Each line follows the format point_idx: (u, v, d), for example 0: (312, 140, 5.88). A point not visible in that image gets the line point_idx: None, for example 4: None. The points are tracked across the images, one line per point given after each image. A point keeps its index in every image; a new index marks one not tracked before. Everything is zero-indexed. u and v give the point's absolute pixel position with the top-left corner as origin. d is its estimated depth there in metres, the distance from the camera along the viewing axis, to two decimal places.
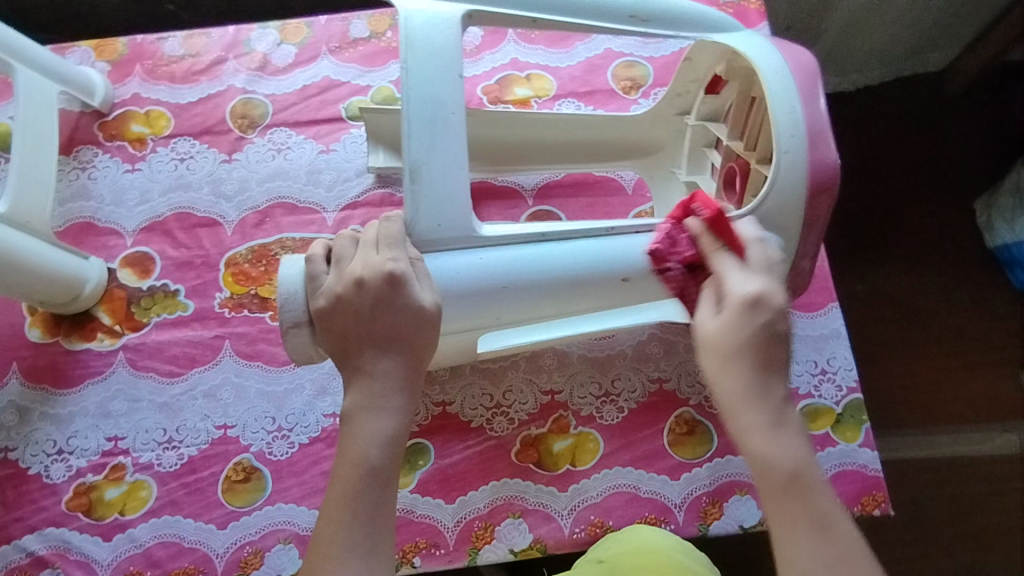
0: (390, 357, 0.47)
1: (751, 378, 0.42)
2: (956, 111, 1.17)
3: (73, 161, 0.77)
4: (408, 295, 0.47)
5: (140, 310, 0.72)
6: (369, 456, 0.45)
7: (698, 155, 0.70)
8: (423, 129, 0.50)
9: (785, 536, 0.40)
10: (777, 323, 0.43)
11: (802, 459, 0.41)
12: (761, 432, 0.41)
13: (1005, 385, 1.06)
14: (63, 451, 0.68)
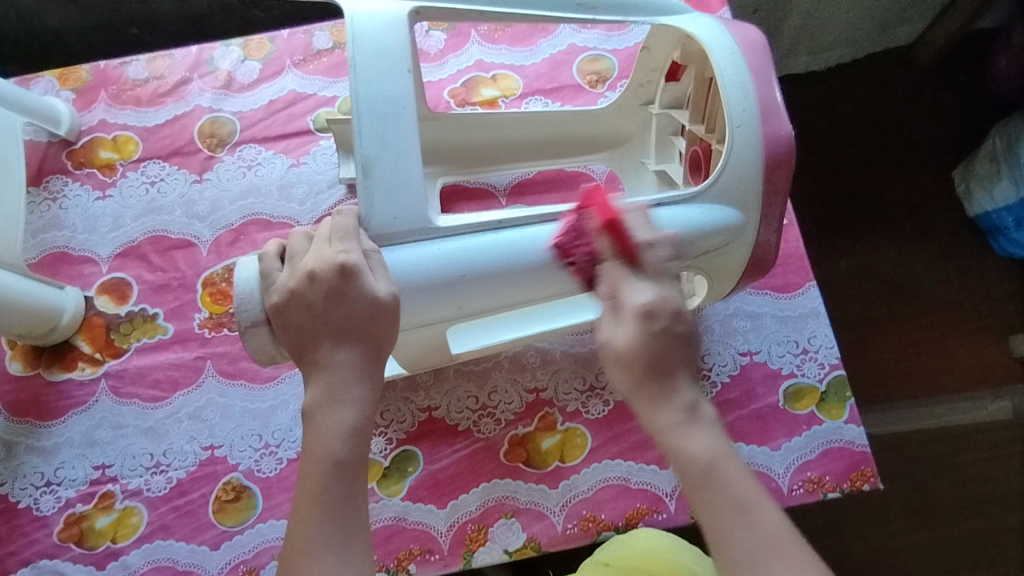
0: (347, 346, 0.46)
1: (656, 381, 0.42)
2: (926, 82, 1.18)
3: (44, 192, 0.77)
4: (362, 285, 0.46)
5: (120, 336, 0.72)
6: (334, 449, 0.44)
7: (665, 144, 0.70)
8: (375, 124, 0.50)
9: (718, 529, 0.40)
10: (676, 325, 0.43)
11: (716, 453, 0.41)
12: (676, 431, 0.42)
13: (992, 352, 1.07)
14: (51, 483, 0.68)
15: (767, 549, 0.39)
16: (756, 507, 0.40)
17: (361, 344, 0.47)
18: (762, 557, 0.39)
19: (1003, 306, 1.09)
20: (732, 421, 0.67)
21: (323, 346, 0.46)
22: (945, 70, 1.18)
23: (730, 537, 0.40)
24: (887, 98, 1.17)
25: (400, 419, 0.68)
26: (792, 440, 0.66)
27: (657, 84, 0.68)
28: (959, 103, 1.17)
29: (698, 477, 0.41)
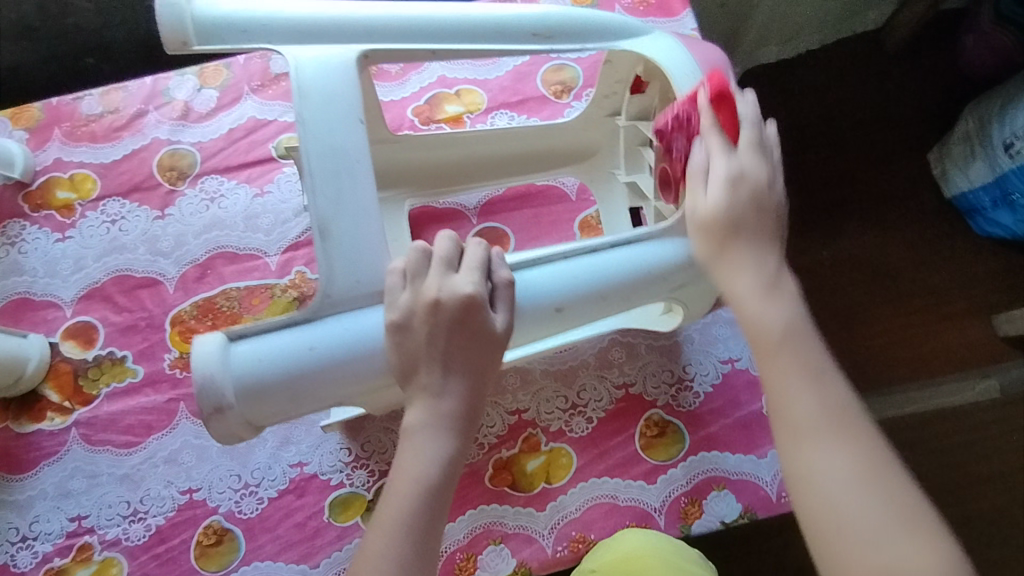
0: (445, 383, 0.47)
1: (747, 248, 0.47)
2: (896, 68, 1.17)
3: (1, 237, 0.75)
4: (487, 320, 0.46)
5: (89, 382, 0.70)
6: (427, 473, 0.46)
7: (634, 155, 0.69)
8: (328, 182, 0.48)
9: (775, 340, 0.44)
10: (764, 191, 0.48)
11: (787, 319, 0.45)
12: (755, 296, 0.46)
13: (977, 333, 1.07)
14: (26, 538, 0.66)
15: (815, 357, 0.44)
16: (842, 410, 0.43)
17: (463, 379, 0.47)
18: (803, 355, 0.44)
19: (985, 286, 1.09)
20: (716, 431, 0.67)
21: (428, 381, 0.46)
22: (915, 53, 1.17)
23: (812, 434, 0.42)
24: (859, 87, 1.17)
25: (381, 450, 0.67)
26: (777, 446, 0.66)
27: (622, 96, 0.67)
28: (930, 87, 1.16)
29: (768, 346, 0.45)
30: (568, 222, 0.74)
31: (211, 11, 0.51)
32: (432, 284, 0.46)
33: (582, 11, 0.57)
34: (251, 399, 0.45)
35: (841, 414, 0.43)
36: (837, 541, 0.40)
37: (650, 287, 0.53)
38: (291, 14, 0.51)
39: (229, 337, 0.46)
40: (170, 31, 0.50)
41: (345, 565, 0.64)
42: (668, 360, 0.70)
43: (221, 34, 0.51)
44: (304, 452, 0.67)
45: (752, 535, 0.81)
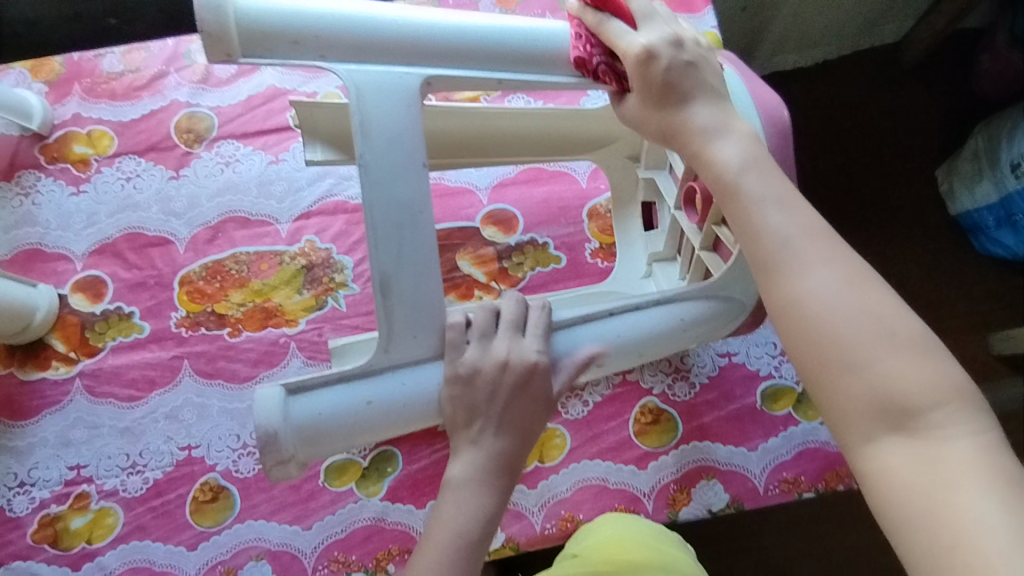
0: (491, 443, 0.48)
1: (726, 150, 0.45)
2: (912, 83, 1.18)
3: (16, 187, 0.75)
4: (547, 385, 0.49)
5: (95, 335, 0.71)
6: (467, 527, 0.46)
7: (658, 153, 0.66)
8: (391, 235, 0.47)
9: (766, 226, 0.41)
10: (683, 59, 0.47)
11: (745, 155, 0.44)
12: (712, 144, 0.45)
13: (969, 350, 1.08)
14: (24, 483, 0.67)
15: (872, 309, 0.37)
16: (887, 311, 0.37)
17: (510, 438, 0.48)
18: (801, 240, 0.40)
19: (980, 304, 1.10)
20: (710, 422, 0.68)
21: (480, 440, 0.48)
22: (930, 70, 1.18)
23: (826, 301, 0.38)
24: (872, 98, 1.17)
25: None
26: (768, 441, 0.67)
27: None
28: (944, 105, 1.17)
29: (727, 188, 0.44)
30: (577, 209, 0.76)
31: (257, 12, 0.45)
32: (500, 350, 0.48)
33: None
34: (312, 445, 0.46)
35: (845, 260, 0.39)
36: (848, 416, 0.37)
37: (685, 340, 0.56)
38: (346, 22, 0.46)
39: (287, 388, 0.46)
40: (211, 37, 0.45)
41: (337, 529, 0.65)
42: None
43: (269, 46, 0.46)
44: None
45: (736, 529, 0.82)
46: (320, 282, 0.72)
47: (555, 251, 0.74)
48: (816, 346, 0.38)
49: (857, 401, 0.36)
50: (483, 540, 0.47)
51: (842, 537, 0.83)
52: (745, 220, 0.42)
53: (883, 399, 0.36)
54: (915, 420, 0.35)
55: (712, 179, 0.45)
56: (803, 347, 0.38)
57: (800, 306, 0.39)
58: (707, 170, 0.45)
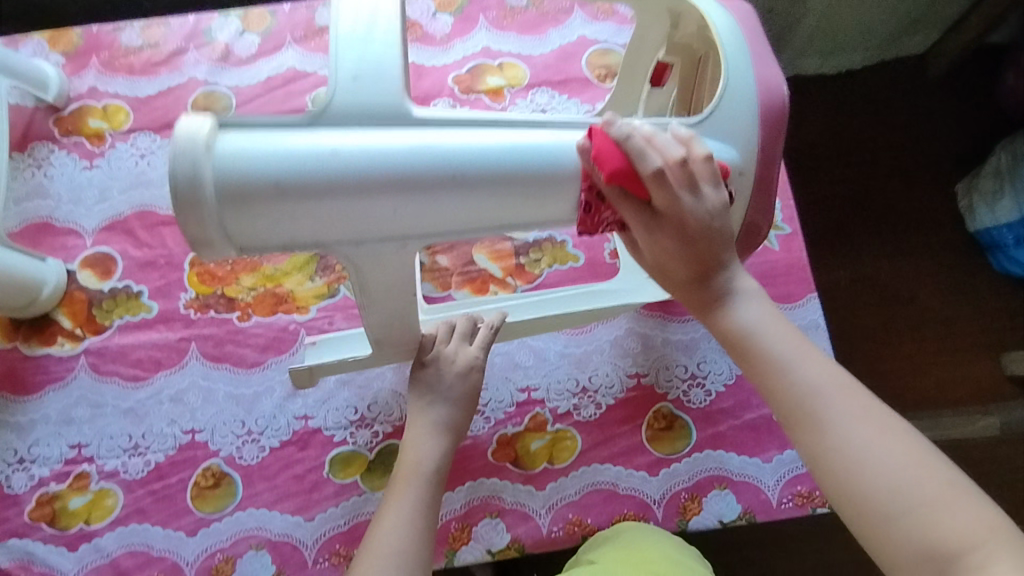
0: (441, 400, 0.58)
1: (742, 319, 0.49)
2: (935, 96, 1.16)
3: (28, 158, 0.74)
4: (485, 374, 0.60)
5: (103, 313, 0.70)
6: (424, 462, 0.55)
7: None
8: (381, 313, 0.56)
9: (794, 381, 0.46)
10: (706, 235, 0.49)
11: (759, 322, 0.49)
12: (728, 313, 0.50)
13: (986, 369, 1.05)
14: (24, 460, 0.65)
15: (902, 449, 0.42)
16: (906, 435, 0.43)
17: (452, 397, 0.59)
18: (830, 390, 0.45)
19: (998, 323, 1.07)
20: (725, 431, 0.67)
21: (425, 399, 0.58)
22: (954, 83, 1.16)
23: (863, 450, 0.42)
24: (894, 110, 1.15)
25: (387, 412, 0.67)
26: (783, 452, 0.66)
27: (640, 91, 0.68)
28: (967, 120, 1.15)
29: (742, 352, 0.49)
30: None
31: (230, 169, 0.44)
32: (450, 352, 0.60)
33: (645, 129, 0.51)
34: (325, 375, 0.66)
35: (868, 407, 0.44)
36: (896, 558, 0.40)
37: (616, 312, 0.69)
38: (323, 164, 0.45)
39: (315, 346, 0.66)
40: (183, 199, 0.44)
41: (340, 522, 0.64)
42: (682, 355, 0.70)
43: (252, 211, 0.45)
44: (310, 405, 0.67)
45: (743, 542, 0.81)
46: (333, 270, 0.71)
47: (573, 249, 0.73)
48: (857, 495, 0.42)
49: (903, 550, 0.40)
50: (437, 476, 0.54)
51: (851, 555, 0.81)
52: (774, 374, 0.47)
53: (928, 545, 0.40)
54: (957, 561, 0.39)
55: (729, 336, 0.50)
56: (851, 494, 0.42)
57: (844, 454, 0.43)
58: (725, 330, 0.50)
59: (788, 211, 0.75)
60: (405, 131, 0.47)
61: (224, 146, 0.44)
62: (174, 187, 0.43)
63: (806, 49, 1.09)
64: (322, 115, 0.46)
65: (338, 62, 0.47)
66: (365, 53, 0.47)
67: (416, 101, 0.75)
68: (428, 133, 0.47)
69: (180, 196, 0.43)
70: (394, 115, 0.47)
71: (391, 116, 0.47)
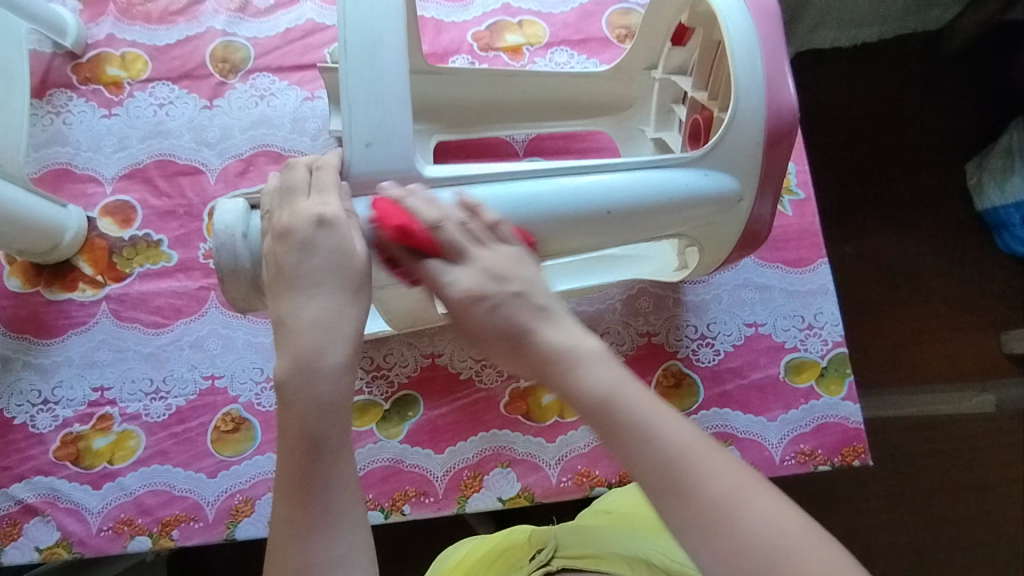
0: (327, 303, 0.42)
1: (594, 378, 0.40)
2: (949, 74, 1.15)
3: (47, 105, 0.74)
4: (343, 236, 0.44)
5: (123, 260, 0.71)
6: (320, 391, 0.41)
7: (665, 112, 0.69)
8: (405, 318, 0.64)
9: (637, 449, 0.38)
10: (519, 303, 0.42)
11: (612, 384, 0.40)
12: (591, 365, 0.40)
13: (983, 347, 1.06)
14: (48, 401, 0.67)
15: (791, 532, 0.36)
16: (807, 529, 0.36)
17: (340, 294, 0.42)
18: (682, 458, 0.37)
19: (998, 301, 1.08)
20: (732, 390, 0.68)
21: (291, 302, 0.42)
22: (971, 58, 1.15)
23: (733, 513, 0.36)
24: (908, 84, 1.14)
25: (403, 363, 0.69)
26: (788, 412, 0.67)
27: (661, 45, 0.67)
28: (980, 99, 1.14)
29: (603, 418, 0.39)
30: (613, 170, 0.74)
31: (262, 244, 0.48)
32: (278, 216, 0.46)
33: (647, 180, 0.53)
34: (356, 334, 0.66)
35: (762, 488, 0.37)
36: None
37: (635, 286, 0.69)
38: None
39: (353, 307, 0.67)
40: (225, 272, 0.49)
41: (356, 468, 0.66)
42: (693, 315, 0.70)
43: None
44: None
45: None
46: None
47: None
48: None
49: None
50: (325, 470, 0.41)
51: None
52: (628, 444, 0.38)
53: None
54: None
55: (586, 400, 0.40)
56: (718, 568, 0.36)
57: (708, 520, 0.36)
58: (576, 400, 0.40)
59: (802, 176, 0.75)
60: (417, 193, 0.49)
61: (255, 228, 0.49)
62: (218, 267, 0.49)
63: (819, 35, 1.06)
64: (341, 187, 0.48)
65: (351, 126, 0.47)
66: (375, 115, 0.47)
67: (435, 57, 0.75)
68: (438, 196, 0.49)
69: (224, 274, 0.49)
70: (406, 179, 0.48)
71: (401, 180, 0.48)
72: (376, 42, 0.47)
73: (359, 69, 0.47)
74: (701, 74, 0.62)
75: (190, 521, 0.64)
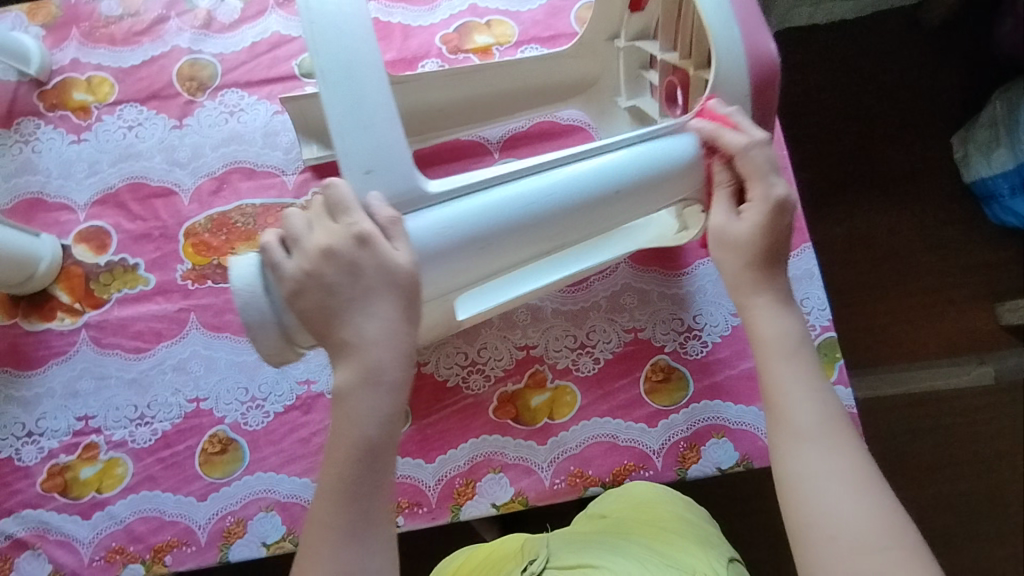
0: (386, 321, 0.45)
1: (790, 323, 0.51)
2: (928, 48, 1.13)
3: (15, 134, 0.74)
4: (381, 253, 0.44)
5: (100, 286, 0.70)
6: (364, 436, 0.45)
7: (635, 78, 0.68)
8: None
9: (786, 397, 0.49)
10: (785, 234, 0.51)
11: (789, 336, 0.50)
12: (765, 309, 0.51)
13: (979, 320, 1.06)
14: (32, 433, 0.66)
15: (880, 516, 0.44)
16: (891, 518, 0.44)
17: (398, 308, 0.46)
18: (823, 425, 0.47)
19: (990, 273, 1.08)
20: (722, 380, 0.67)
21: (348, 323, 0.45)
22: (949, 29, 1.13)
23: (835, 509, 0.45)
24: (888, 60, 1.13)
25: None
26: None
27: (619, 14, 0.65)
28: (961, 69, 1.13)
29: (771, 350, 0.50)
30: None
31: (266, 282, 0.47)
32: (310, 242, 0.46)
33: (648, 153, 0.51)
34: None
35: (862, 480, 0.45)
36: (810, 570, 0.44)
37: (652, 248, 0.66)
38: None
39: None
40: (251, 325, 0.48)
41: None
42: (679, 308, 0.70)
43: None
44: (312, 370, 0.68)
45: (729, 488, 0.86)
46: None
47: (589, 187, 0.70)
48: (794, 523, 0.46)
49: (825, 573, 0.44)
50: (370, 492, 0.45)
51: None
52: (774, 388, 0.49)
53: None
54: None
55: (765, 345, 0.50)
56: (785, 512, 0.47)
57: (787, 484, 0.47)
58: (754, 334, 0.51)
59: (782, 161, 0.74)
60: (425, 210, 0.47)
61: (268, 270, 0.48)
62: (246, 321, 0.48)
63: (795, 15, 1.05)
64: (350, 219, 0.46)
65: (346, 155, 0.45)
66: (367, 140, 0.45)
67: (404, 63, 0.74)
68: (447, 208, 0.47)
69: (252, 328, 0.48)
70: (411, 199, 0.47)
71: (410, 200, 0.47)
72: (351, 66, 0.45)
73: (340, 96, 0.45)
74: (666, 36, 0.60)
75: (182, 546, 0.64)
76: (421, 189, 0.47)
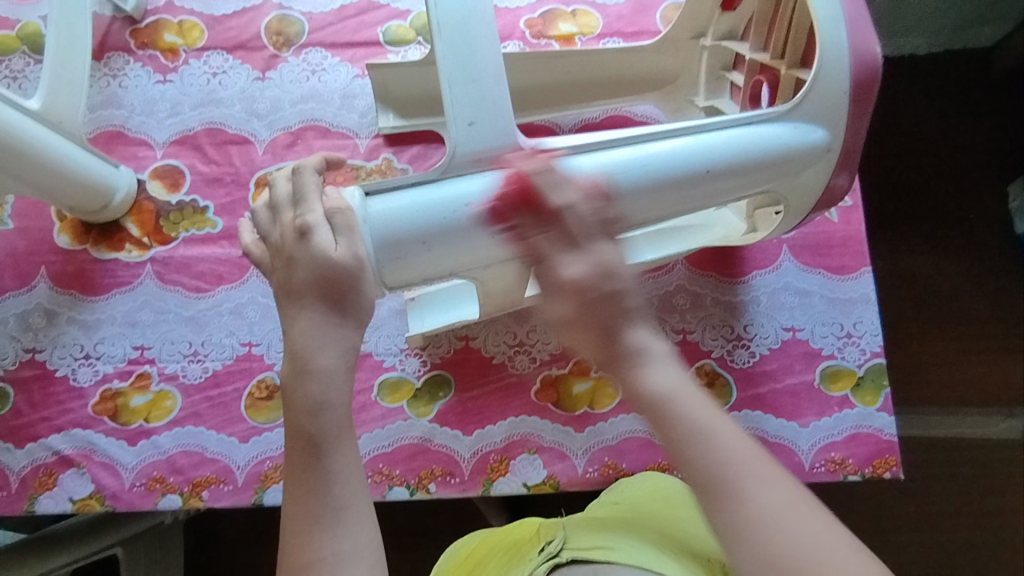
0: (318, 314, 0.45)
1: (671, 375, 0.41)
2: (999, 91, 1.12)
3: (104, 68, 0.76)
4: (317, 247, 0.45)
5: (169, 224, 0.72)
6: (313, 424, 0.43)
7: (715, 80, 0.69)
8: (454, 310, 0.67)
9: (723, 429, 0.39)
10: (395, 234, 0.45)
11: (672, 386, 0.40)
12: (649, 361, 0.41)
13: (1017, 372, 1.04)
14: (89, 356, 0.69)
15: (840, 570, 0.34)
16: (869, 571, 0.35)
17: (329, 304, 0.45)
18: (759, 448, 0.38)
19: None
20: (765, 393, 0.67)
21: (289, 306, 0.45)
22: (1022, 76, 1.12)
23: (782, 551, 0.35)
24: (957, 98, 1.12)
25: (437, 344, 0.69)
26: (821, 419, 0.67)
27: (708, 15, 0.66)
28: None
29: (657, 410, 0.40)
30: None
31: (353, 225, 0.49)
32: (279, 215, 0.47)
33: (740, 138, 0.52)
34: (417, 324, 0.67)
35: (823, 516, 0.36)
36: None
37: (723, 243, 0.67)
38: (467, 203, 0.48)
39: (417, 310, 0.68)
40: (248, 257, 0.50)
41: (384, 443, 0.66)
42: (730, 316, 0.70)
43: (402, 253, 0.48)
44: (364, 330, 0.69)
45: None
46: None
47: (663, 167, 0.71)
48: None
49: None
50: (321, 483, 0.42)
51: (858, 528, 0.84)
52: (695, 437, 0.38)
53: None
54: None
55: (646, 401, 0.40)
56: (751, 574, 0.35)
57: (756, 538, 0.36)
58: (636, 395, 0.41)
59: None
60: None
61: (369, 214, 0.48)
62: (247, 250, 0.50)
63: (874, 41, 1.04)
64: (448, 167, 0.48)
65: (452, 106, 0.47)
66: (475, 94, 0.47)
67: None
68: None
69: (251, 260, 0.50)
70: (510, 156, 0.48)
71: (506, 157, 0.48)
72: (466, 24, 0.47)
73: (453, 51, 0.47)
74: (759, 34, 0.61)
75: (220, 484, 0.65)
76: (519, 145, 0.48)
